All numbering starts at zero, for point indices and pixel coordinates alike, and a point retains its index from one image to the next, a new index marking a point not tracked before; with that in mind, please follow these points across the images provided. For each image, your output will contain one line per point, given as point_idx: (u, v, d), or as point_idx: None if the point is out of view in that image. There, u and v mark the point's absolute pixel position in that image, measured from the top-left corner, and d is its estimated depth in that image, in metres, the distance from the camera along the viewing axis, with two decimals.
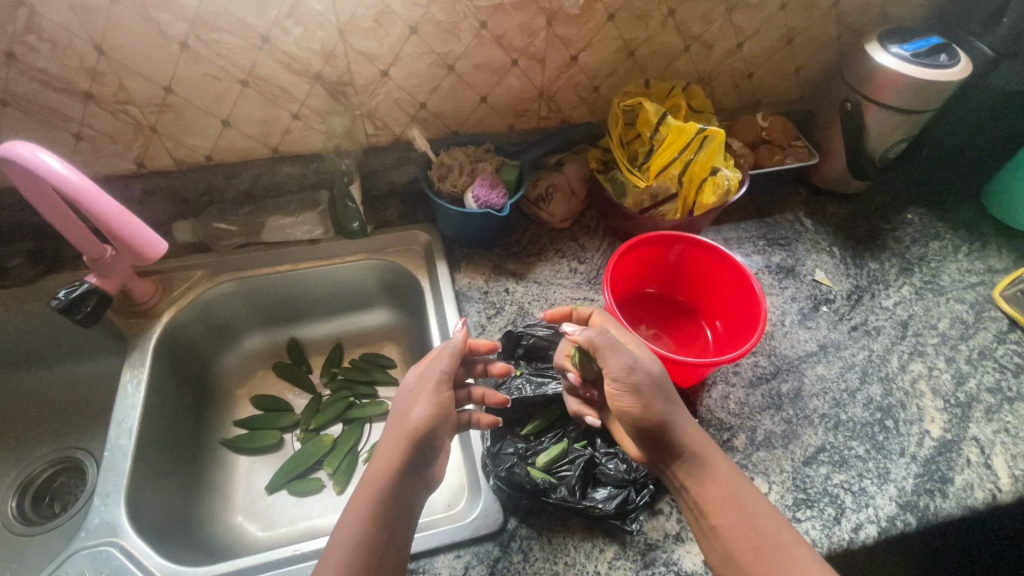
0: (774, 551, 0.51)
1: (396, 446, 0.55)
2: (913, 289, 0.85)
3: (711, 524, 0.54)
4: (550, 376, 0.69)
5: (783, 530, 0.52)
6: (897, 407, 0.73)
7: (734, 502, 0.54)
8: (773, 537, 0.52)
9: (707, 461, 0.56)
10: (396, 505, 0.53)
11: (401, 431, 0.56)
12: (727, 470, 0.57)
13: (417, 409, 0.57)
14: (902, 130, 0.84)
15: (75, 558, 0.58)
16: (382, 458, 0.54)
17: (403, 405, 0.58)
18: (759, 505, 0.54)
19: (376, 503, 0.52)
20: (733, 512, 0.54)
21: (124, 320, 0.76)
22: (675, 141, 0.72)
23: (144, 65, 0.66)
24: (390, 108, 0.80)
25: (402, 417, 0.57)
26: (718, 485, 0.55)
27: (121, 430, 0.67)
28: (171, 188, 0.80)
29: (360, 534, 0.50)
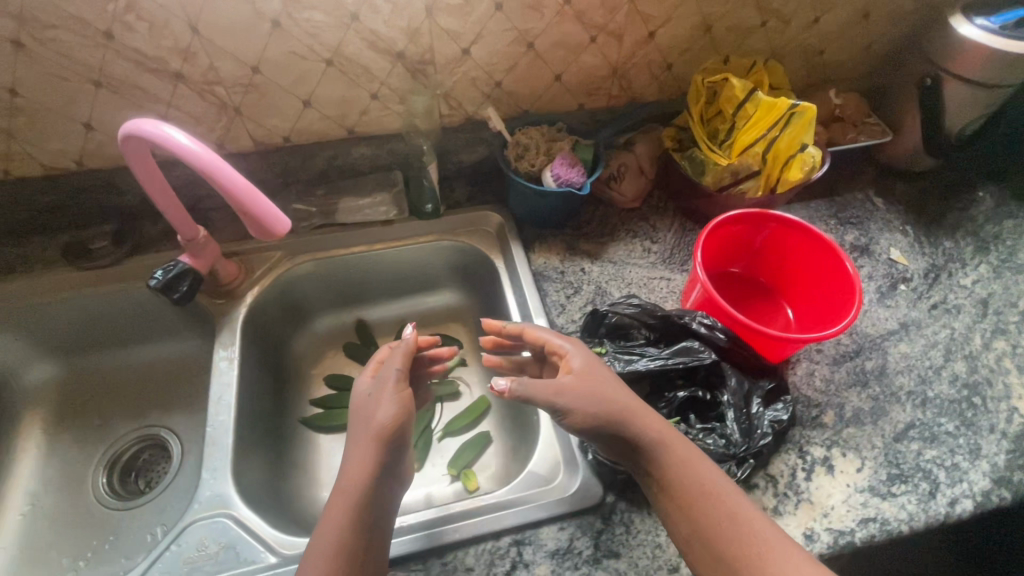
0: (737, 528, 0.51)
1: (366, 452, 0.54)
2: (991, 268, 0.85)
3: (677, 510, 0.53)
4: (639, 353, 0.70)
5: (745, 508, 0.52)
6: (983, 384, 0.73)
7: (700, 483, 0.53)
8: (736, 515, 0.51)
9: (672, 449, 0.55)
10: (372, 507, 0.53)
11: (368, 436, 0.55)
12: (693, 454, 0.55)
13: (383, 412, 0.56)
14: (983, 106, 0.82)
15: (192, 529, 0.59)
16: (353, 467, 0.54)
17: (365, 410, 0.58)
18: (722, 485, 0.53)
19: (350, 512, 0.52)
20: (704, 498, 0.52)
21: (209, 301, 0.77)
22: (763, 118, 0.71)
23: (235, 45, 0.67)
24: (466, 87, 0.79)
25: (366, 422, 0.56)
26: (686, 468, 0.54)
27: (219, 407, 0.69)
28: (249, 169, 0.81)
29: (338, 542, 0.50)
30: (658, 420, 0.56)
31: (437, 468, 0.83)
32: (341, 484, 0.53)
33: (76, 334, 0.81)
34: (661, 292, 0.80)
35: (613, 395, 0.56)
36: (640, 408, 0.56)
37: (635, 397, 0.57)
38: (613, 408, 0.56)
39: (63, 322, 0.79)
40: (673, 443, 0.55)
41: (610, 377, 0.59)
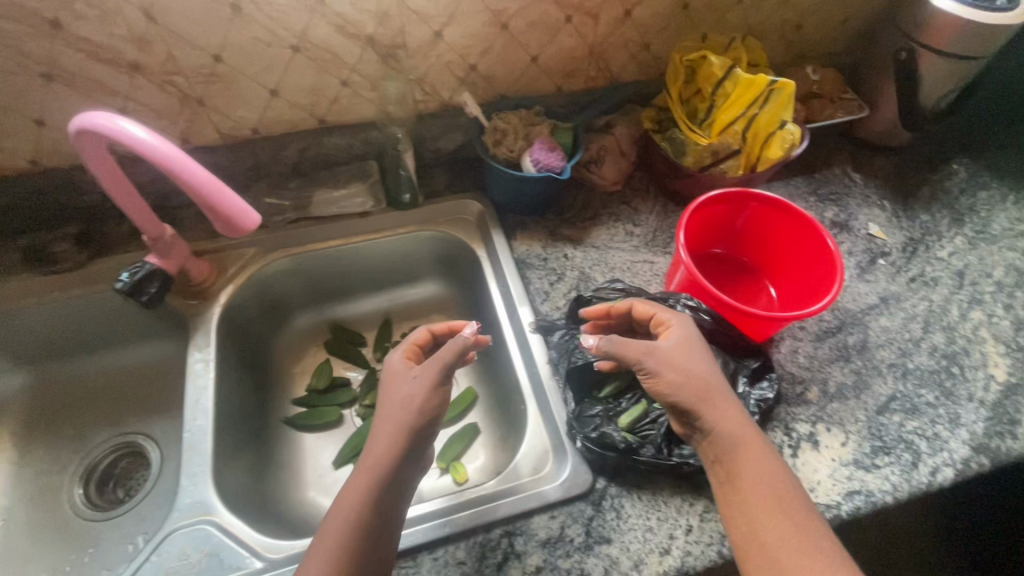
0: (797, 539, 0.49)
1: (391, 435, 0.53)
2: (966, 239, 0.86)
3: (738, 505, 0.51)
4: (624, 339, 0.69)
5: (807, 519, 0.50)
6: (961, 354, 0.74)
7: (769, 487, 0.51)
8: (800, 525, 0.49)
9: (744, 445, 0.53)
10: (389, 494, 0.51)
11: (397, 418, 0.54)
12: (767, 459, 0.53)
13: (418, 397, 0.55)
14: (957, 79, 0.83)
15: (174, 537, 0.58)
16: (375, 447, 0.53)
17: (403, 390, 0.56)
18: (789, 488, 0.52)
19: (366, 495, 0.51)
20: (767, 500, 0.51)
21: (181, 302, 0.74)
22: (744, 95, 0.71)
23: (194, 32, 0.63)
24: (440, 72, 0.77)
25: (403, 404, 0.55)
26: (754, 470, 0.52)
27: (196, 410, 0.66)
28: (217, 164, 0.77)
29: (352, 524, 0.49)
30: (738, 416, 0.55)
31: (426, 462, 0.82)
32: (364, 464, 0.52)
33: (42, 343, 0.78)
34: (645, 276, 0.79)
35: (705, 377, 0.56)
36: (723, 399, 0.55)
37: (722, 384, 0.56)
38: (700, 386, 0.55)
39: (27, 331, 0.76)
40: (742, 438, 0.54)
41: (704, 355, 0.58)
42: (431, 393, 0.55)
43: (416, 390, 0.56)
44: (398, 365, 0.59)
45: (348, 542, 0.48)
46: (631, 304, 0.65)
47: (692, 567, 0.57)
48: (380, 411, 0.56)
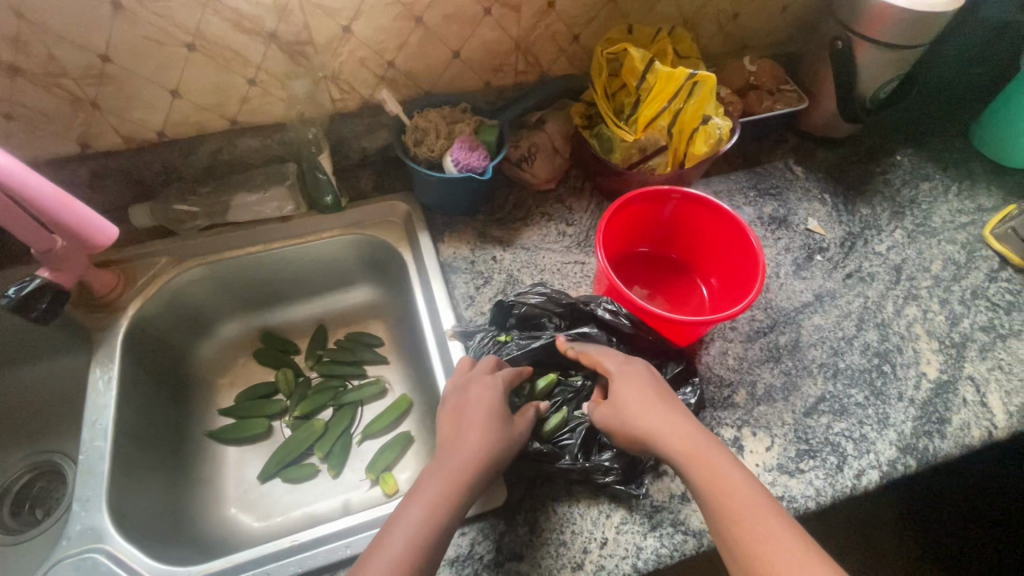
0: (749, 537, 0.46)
1: (478, 464, 0.53)
2: (906, 232, 0.84)
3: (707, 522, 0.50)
4: (544, 345, 0.67)
5: (755, 512, 0.47)
6: (893, 351, 0.72)
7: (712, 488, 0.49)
8: (748, 522, 0.47)
9: (691, 457, 0.52)
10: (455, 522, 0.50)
11: (485, 451, 0.54)
12: (716, 465, 0.51)
13: (510, 441, 0.56)
14: (893, 69, 0.81)
15: (60, 566, 0.57)
16: (459, 467, 0.52)
17: (496, 423, 0.56)
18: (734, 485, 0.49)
19: (444, 512, 0.49)
20: (720, 510, 0.48)
21: (86, 315, 0.71)
22: (664, 89, 0.68)
23: (74, 30, 0.59)
24: (355, 69, 0.73)
25: (493, 439, 0.55)
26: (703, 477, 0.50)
27: (94, 431, 0.64)
28: (123, 169, 0.74)
29: (422, 537, 0.47)
30: (687, 435, 0.53)
31: (357, 473, 0.78)
32: (442, 481, 0.51)
33: None
34: (574, 277, 0.77)
35: (646, 414, 0.55)
36: (662, 424, 0.54)
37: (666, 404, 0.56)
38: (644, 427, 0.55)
39: None
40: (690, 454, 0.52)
41: (649, 384, 0.58)
42: (518, 445, 0.57)
43: (509, 433, 0.56)
44: (492, 393, 0.58)
45: (417, 555, 0.46)
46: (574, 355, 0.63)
47: None
48: (463, 435, 0.55)
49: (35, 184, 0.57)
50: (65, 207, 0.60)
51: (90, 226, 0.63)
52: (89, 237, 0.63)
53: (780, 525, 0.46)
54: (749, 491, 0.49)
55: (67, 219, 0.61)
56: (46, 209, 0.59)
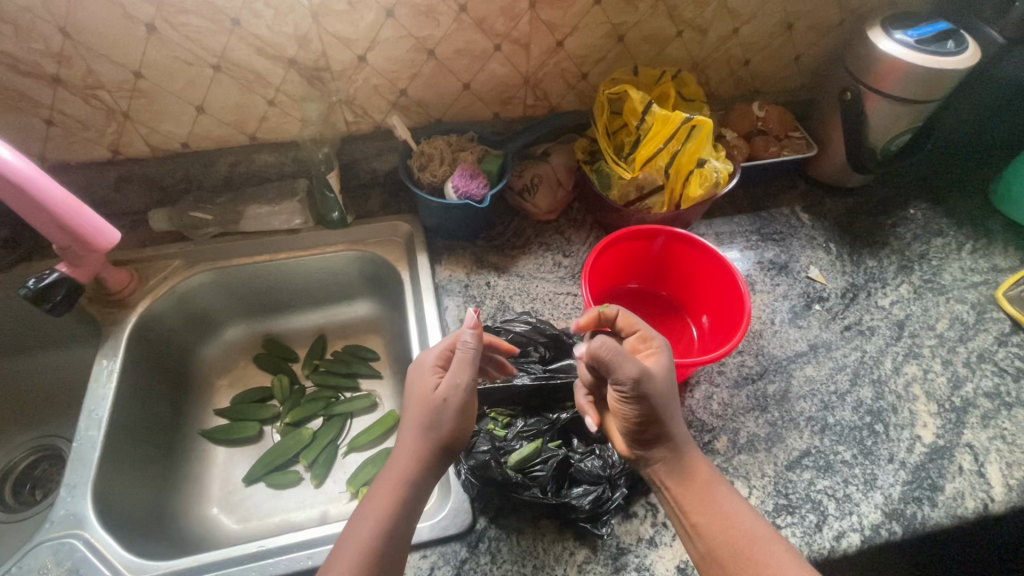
0: (751, 547, 0.51)
1: (414, 460, 0.53)
2: (912, 287, 0.82)
3: (693, 526, 0.54)
4: (523, 370, 0.68)
5: (747, 518, 0.53)
6: (888, 411, 0.70)
7: (708, 497, 0.54)
8: (749, 533, 0.52)
9: (690, 460, 0.56)
10: (406, 521, 0.52)
11: (419, 440, 0.54)
12: (708, 470, 0.56)
13: (443, 415, 0.54)
14: (905, 123, 0.80)
15: (38, 549, 0.59)
16: (397, 467, 0.53)
17: (425, 407, 0.54)
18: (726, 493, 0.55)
19: (388, 516, 0.51)
20: (714, 516, 0.53)
21: (98, 310, 0.76)
22: (661, 132, 0.69)
23: (112, 49, 0.65)
24: (369, 95, 0.77)
25: (425, 423, 0.54)
26: (701, 488, 0.55)
27: (90, 421, 0.68)
28: (147, 176, 0.79)
29: (371, 547, 0.49)
30: (682, 432, 0.57)
31: (339, 485, 0.79)
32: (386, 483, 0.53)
33: None
34: (565, 309, 0.78)
35: (671, 392, 0.56)
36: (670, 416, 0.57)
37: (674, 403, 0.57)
38: (667, 410, 0.54)
39: None
40: (686, 456, 0.56)
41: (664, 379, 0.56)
42: (459, 414, 0.54)
43: (439, 410, 0.54)
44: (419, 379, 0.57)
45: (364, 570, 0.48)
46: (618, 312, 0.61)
47: None
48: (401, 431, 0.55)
49: (44, 185, 0.61)
50: (72, 209, 0.64)
51: (92, 229, 0.66)
52: (96, 240, 0.67)
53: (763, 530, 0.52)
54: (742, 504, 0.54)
55: (74, 221, 0.64)
56: (54, 210, 0.62)
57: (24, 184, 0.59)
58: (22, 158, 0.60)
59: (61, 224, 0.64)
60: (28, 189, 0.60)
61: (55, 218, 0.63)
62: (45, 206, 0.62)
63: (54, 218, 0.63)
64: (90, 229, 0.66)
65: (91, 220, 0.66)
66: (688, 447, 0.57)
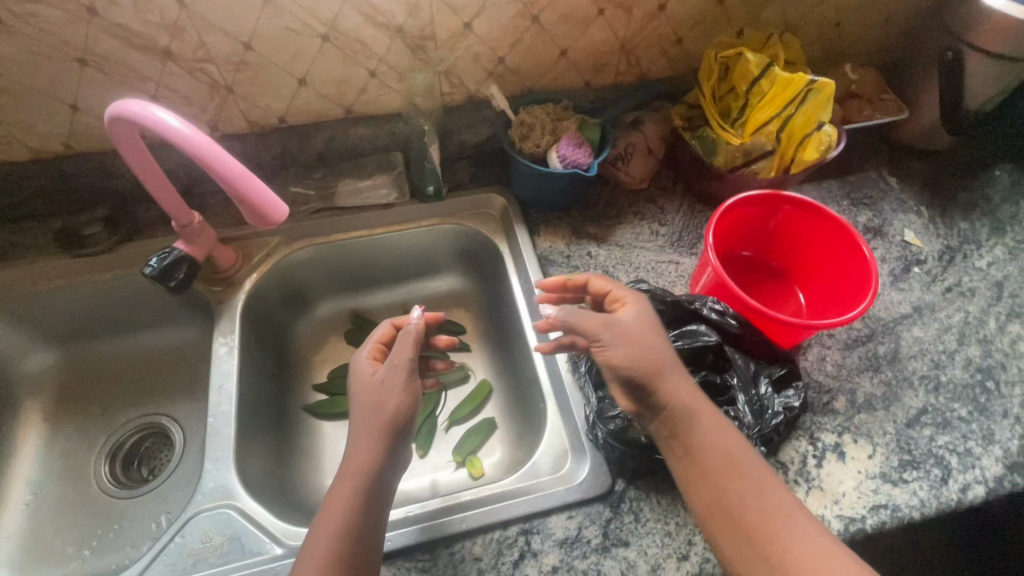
0: (762, 508, 0.50)
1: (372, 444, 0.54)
2: (1007, 249, 0.83)
3: (703, 470, 0.52)
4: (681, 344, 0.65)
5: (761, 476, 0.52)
6: (997, 368, 0.71)
7: (729, 457, 0.52)
8: (763, 491, 0.51)
9: (692, 410, 0.54)
10: (373, 504, 0.52)
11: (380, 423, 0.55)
12: (718, 425, 0.54)
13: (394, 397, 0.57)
14: (1005, 82, 0.79)
15: (196, 520, 0.60)
16: (358, 456, 0.54)
17: (373, 396, 0.57)
18: (744, 453, 0.53)
19: (353, 505, 0.51)
20: (736, 474, 0.52)
21: (207, 287, 0.75)
22: (779, 95, 0.69)
23: (225, 19, 0.63)
24: (469, 64, 0.76)
25: (391, 393, 0.57)
26: (715, 439, 0.53)
27: (220, 396, 0.68)
28: (244, 152, 0.78)
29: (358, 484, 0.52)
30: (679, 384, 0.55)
31: (443, 455, 0.81)
32: (363, 431, 0.55)
33: (68, 322, 0.79)
34: (669, 277, 0.78)
35: (650, 345, 0.56)
36: (673, 373, 0.55)
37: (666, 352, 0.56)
38: (646, 352, 0.55)
39: (49, 311, 0.76)
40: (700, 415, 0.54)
41: (659, 336, 0.57)
42: (400, 393, 0.57)
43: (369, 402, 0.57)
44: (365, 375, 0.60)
45: (339, 554, 0.49)
46: (588, 278, 0.65)
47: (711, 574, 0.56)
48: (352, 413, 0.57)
49: (215, 157, 0.55)
50: (244, 178, 0.57)
51: (266, 201, 0.58)
52: (268, 213, 0.59)
53: (776, 495, 0.51)
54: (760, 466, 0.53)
55: (248, 193, 0.57)
56: (226, 180, 0.56)
57: (194, 151, 0.54)
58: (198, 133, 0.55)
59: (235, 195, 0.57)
60: (197, 156, 0.54)
61: (227, 189, 0.57)
62: (216, 175, 0.55)
63: (231, 191, 0.57)
64: (263, 200, 0.58)
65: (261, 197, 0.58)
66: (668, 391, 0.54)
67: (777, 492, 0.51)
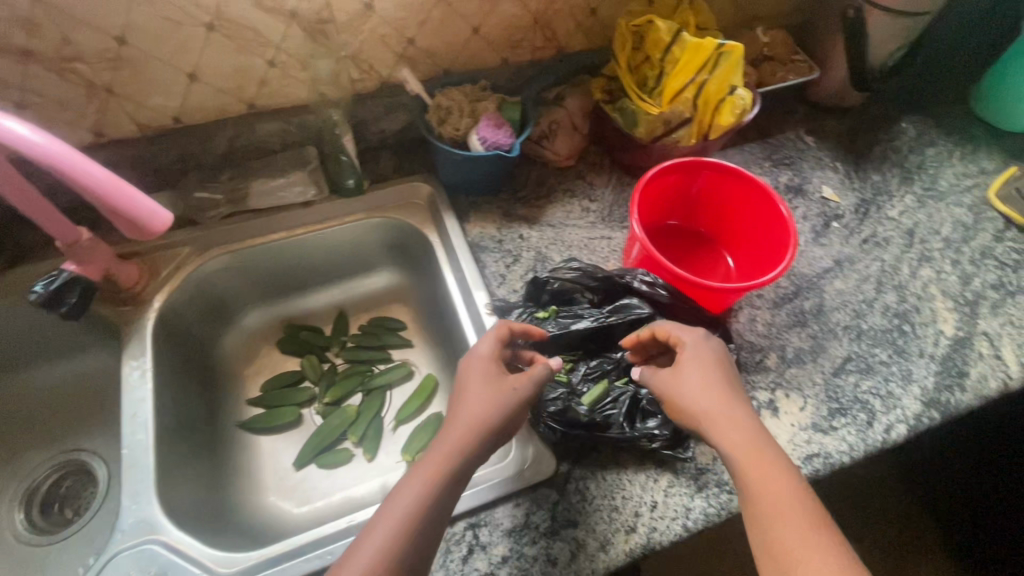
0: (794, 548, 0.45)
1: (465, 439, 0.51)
2: (916, 197, 0.87)
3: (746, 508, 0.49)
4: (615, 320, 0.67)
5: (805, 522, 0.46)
6: (912, 312, 0.75)
7: (770, 492, 0.48)
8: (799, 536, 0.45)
9: (748, 449, 0.50)
10: (448, 502, 0.48)
11: (478, 419, 0.52)
12: (774, 464, 0.49)
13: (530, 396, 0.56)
14: (904, 36, 0.82)
15: (117, 560, 0.56)
16: (443, 449, 0.50)
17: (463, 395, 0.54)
18: (796, 496, 0.47)
19: (430, 500, 0.47)
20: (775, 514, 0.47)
21: (112, 309, 0.70)
22: (691, 62, 0.68)
23: (89, 12, 0.57)
24: (376, 48, 0.72)
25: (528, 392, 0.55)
26: (765, 479, 0.48)
27: (134, 424, 0.64)
28: (139, 158, 0.71)
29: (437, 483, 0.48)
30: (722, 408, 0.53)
31: (392, 456, 0.79)
32: (453, 430, 0.52)
33: None
34: (602, 252, 0.78)
35: (712, 389, 0.54)
36: (736, 413, 0.53)
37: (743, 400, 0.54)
38: (709, 395, 0.54)
39: None
40: (729, 429, 0.52)
41: (724, 380, 0.55)
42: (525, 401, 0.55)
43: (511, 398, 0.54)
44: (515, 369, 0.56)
45: (397, 550, 0.44)
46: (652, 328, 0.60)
47: (658, 543, 0.57)
48: (455, 408, 0.54)
49: (80, 165, 0.51)
50: (118, 190, 0.54)
51: (144, 211, 0.56)
52: (147, 223, 0.57)
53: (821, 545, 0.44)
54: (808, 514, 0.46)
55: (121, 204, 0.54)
56: (98, 193, 0.53)
57: (55, 164, 0.50)
58: (52, 140, 0.50)
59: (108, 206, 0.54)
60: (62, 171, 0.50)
61: (98, 201, 0.54)
62: (86, 189, 0.52)
63: (102, 202, 0.54)
64: (142, 210, 0.56)
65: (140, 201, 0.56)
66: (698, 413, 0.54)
67: (812, 535, 0.45)
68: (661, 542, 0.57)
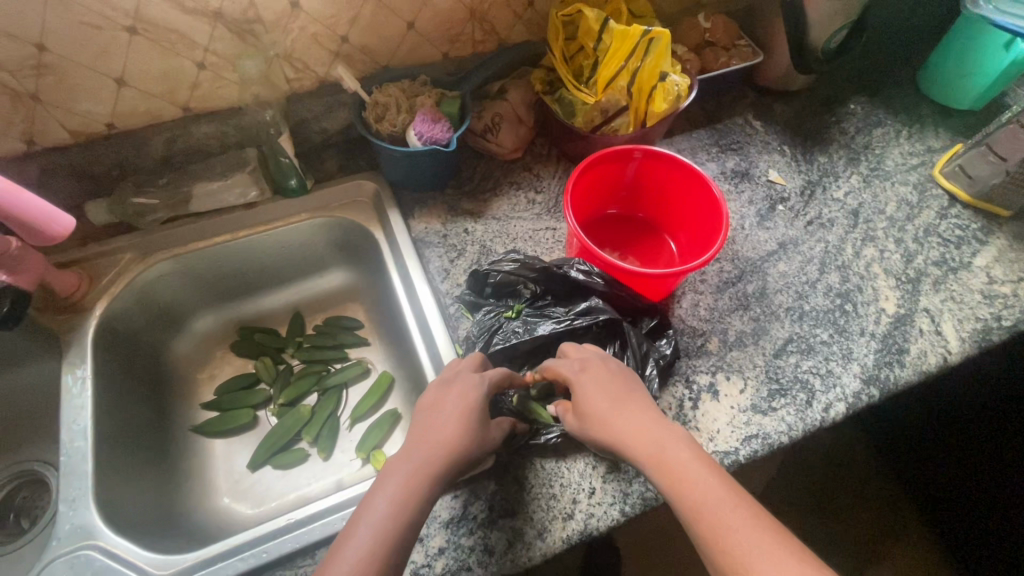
0: (721, 536, 0.43)
1: (452, 450, 0.52)
2: (861, 178, 0.87)
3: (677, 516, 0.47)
4: (547, 315, 0.67)
5: (717, 504, 0.45)
6: (854, 291, 0.76)
7: (681, 491, 0.47)
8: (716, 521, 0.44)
9: (652, 450, 0.50)
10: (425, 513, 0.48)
11: (456, 442, 0.53)
12: (678, 457, 0.49)
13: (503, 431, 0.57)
14: (842, 18, 0.82)
15: (53, 567, 0.57)
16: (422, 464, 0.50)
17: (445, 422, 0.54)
18: (699, 483, 0.46)
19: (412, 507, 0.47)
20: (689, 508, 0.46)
21: (52, 318, 0.70)
22: (620, 49, 0.69)
23: (4, 20, 0.57)
24: (308, 46, 0.71)
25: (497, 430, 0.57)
26: (675, 477, 0.48)
27: (73, 432, 0.64)
28: (74, 166, 0.71)
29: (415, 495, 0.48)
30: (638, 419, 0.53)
31: (347, 453, 0.79)
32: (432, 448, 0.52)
33: None
34: (546, 243, 0.78)
35: (607, 409, 0.54)
36: (636, 424, 0.53)
37: (646, 412, 0.54)
38: (610, 420, 0.54)
39: None
40: (633, 441, 0.51)
41: (621, 396, 0.56)
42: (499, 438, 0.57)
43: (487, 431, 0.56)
44: (481, 394, 0.57)
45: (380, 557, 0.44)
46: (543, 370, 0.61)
47: (595, 528, 0.58)
48: (439, 427, 0.54)
49: None
50: (12, 196, 0.58)
51: (42, 215, 0.60)
52: (47, 227, 0.61)
53: (739, 523, 0.43)
54: (718, 494, 0.46)
55: (17, 210, 0.58)
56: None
57: None
58: None
59: (7, 213, 0.58)
60: None
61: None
62: None
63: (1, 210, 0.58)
64: (41, 215, 0.60)
65: (32, 204, 0.59)
66: (612, 420, 0.54)
67: (727, 516, 0.44)
68: (598, 529, 0.58)
